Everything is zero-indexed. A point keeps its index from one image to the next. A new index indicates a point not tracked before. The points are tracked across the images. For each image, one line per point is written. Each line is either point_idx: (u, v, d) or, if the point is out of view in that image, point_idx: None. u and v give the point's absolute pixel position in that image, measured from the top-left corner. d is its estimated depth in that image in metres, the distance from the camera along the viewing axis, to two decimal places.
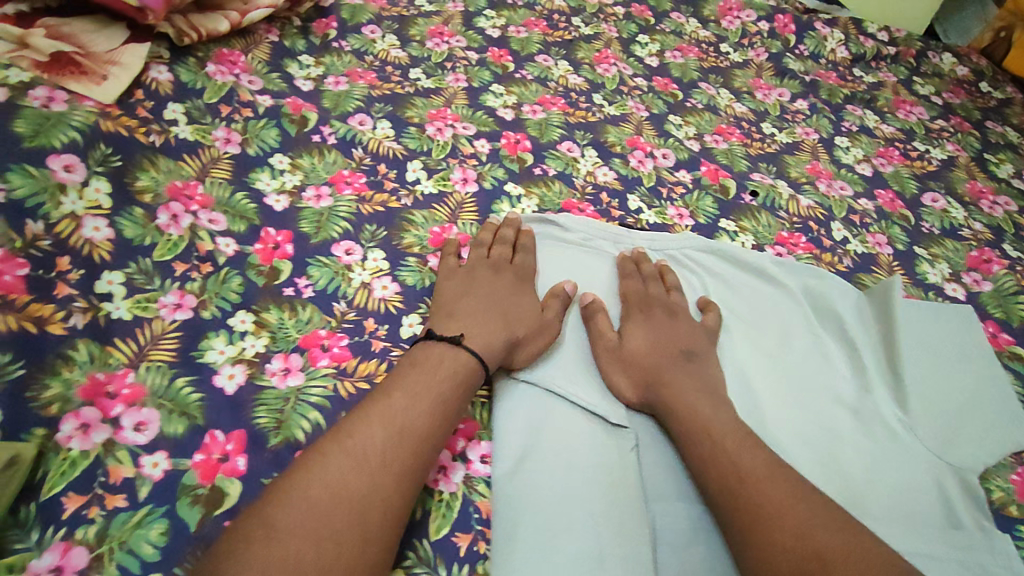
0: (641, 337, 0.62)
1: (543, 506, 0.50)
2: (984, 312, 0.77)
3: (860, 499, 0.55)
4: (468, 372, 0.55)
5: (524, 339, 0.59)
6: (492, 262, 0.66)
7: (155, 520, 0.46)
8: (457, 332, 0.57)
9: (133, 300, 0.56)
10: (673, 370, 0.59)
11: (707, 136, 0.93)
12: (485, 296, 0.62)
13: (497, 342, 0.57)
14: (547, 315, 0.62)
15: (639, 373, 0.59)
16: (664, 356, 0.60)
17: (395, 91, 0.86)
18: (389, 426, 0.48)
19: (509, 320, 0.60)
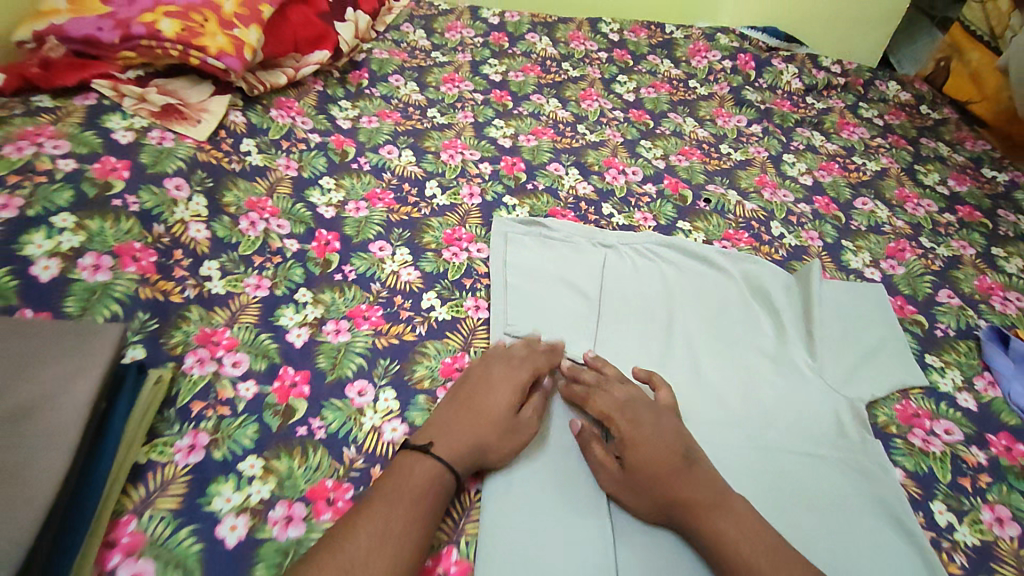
0: (638, 451, 0.63)
1: None
2: (895, 290, 0.95)
3: (771, 420, 0.74)
4: (440, 482, 0.59)
5: (495, 445, 0.63)
6: (487, 359, 0.71)
7: (250, 424, 0.64)
8: (427, 441, 0.62)
9: (226, 280, 0.77)
10: (677, 482, 0.61)
11: (673, 156, 1.13)
12: (469, 392, 0.67)
13: (464, 448, 0.62)
14: (524, 421, 0.66)
15: (653, 498, 0.61)
16: (658, 466, 0.62)
17: (415, 127, 1.08)
18: (372, 532, 0.52)
19: (484, 426, 0.64)
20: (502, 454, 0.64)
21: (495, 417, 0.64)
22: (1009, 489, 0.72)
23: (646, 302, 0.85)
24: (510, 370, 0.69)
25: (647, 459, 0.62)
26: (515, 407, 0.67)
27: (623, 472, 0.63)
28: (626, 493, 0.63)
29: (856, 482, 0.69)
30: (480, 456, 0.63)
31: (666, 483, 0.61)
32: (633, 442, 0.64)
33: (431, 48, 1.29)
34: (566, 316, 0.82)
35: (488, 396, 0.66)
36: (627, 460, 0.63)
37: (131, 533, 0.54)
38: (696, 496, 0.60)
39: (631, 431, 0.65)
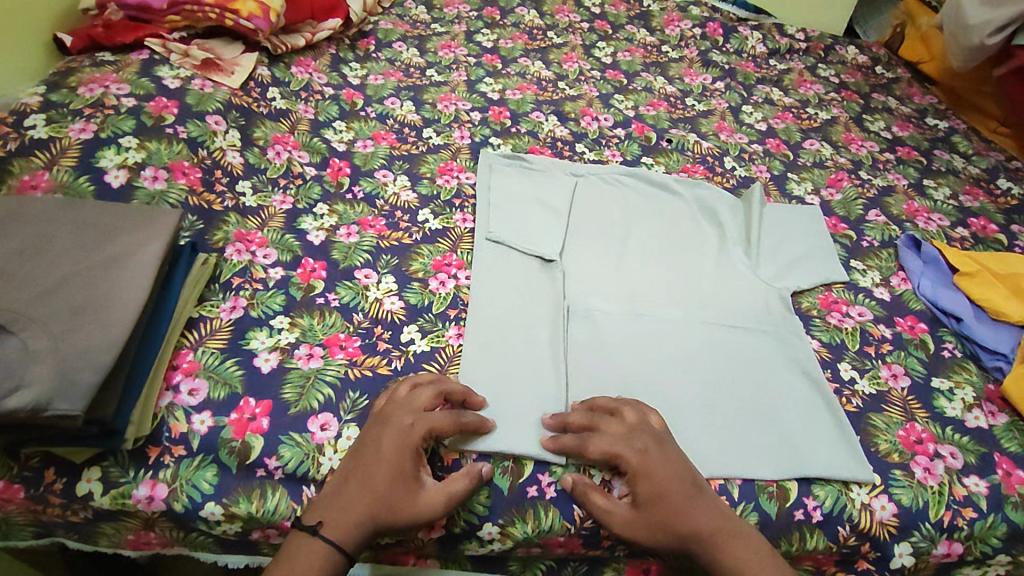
0: (653, 487, 0.61)
1: (501, 297, 0.84)
2: (831, 211, 1.09)
3: (709, 303, 0.87)
4: (333, 560, 0.57)
5: (389, 517, 0.59)
6: (402, 413, 0.64)
7: (277, 295, 0.79)
8: (317, 519, 0.59)
9: (258, 197, 0.94)
10: (693, 515, 0.61)
11: (642, 107, 1.28)
12: (365, 461, 0.61)
13: (354, 523, 0.58)
14: (423, 493, 0.61)
15: (667, 532, 0.61)
16: (675, 503, 0.61)
17: (416, 84, 1.25)
18: None
19: (369, 502, 0.59)
20: (398, 526, 0.60)
21: (382, 492, 0.59)
22: (908, 354, 0.85)
23: (607, 219, 0.99)
24: (403, 437, 0.62)
25: (666, 498, 0.61)
26: (414, 481, 0.61)
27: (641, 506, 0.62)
28: (636, 530, 0.62)
29: (778, 348, 0.83)
30: (372, 530, 0.59)
31: (686, 521, 0.61)
32: (649, 486, 0.61)
33: (432, 20, 1.46)
34: (539, 222, 0.96)
35: (375, 471, 0.60)
36: (644, 497, 0.61)
37: (190, 360, 0.69)
38: (713, 528, 0.61)
39: (644, 471, 0.62)
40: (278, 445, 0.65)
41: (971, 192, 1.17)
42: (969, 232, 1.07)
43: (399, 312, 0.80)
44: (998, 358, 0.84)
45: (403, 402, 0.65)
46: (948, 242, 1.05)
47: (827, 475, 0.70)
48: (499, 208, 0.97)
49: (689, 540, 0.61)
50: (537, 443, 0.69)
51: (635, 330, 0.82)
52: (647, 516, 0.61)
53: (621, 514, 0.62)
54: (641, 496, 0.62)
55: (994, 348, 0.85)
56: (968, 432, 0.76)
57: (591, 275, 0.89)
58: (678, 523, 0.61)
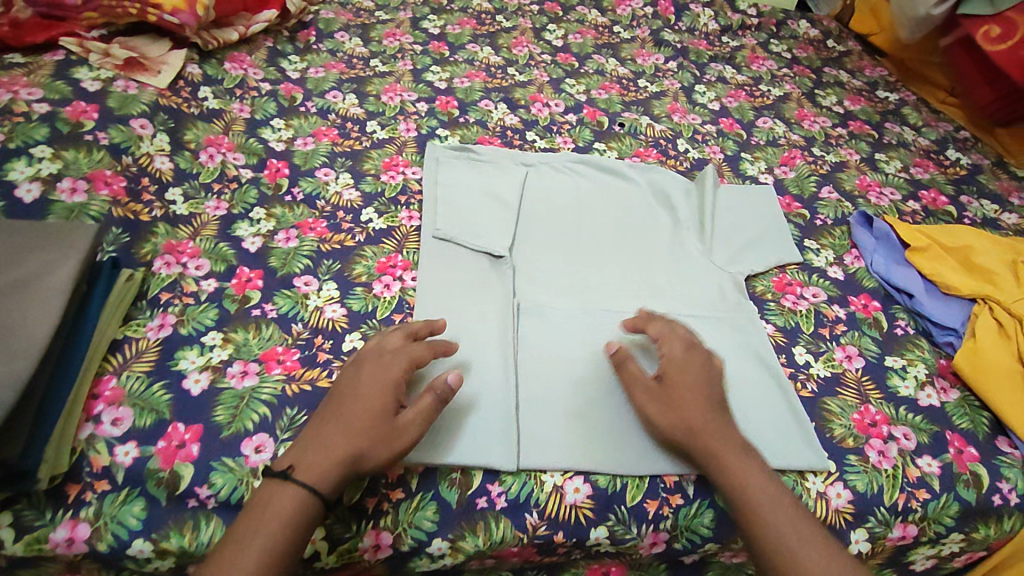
0: (683, 375, 0.67)
1: (447, 298, 0.80)
2: (785, 190, 1.08)
3: (662, 292, 0.86)
4: (308, 510, 0.55)
5: (369, 451, 0.58)
6: (375, 355, 0.65)
7: (211, 309, 0.75)
8: (289, 464, 0.57)
9: (189, 204, 0.89)
10: (711, 414, 0.65)
11: (594, 91, 1.26)
12: (341, 402, 0.61)
13: (331, 463, 0.57)
14: (401, 421, 0.61)
15: (686, 417, 0.64)
16: (699, 394, 0.65)
17: (359, 75, 1.20)
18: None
19: (345, 439, 0.58)
20: (379, 459, 0.59)
21: (362, 426, 0.59)
22: (863, 333, 0.85)
23: (560, 209, 0.97)
24: (378, 372, 0.63)
25: (687, 386, 0.66)
26: (390, 412, 0.61)
27: (660, 388, 0.66)
28: (659, 407, 0.66)
29: (734, 335, 0.81)
30: (352, 467, 0.57)
31: (697, 411, 0.65)
32: (677, 373, 0.67)
33: (376, 7, 1.41)
34: (487, 216, 0.92)
35: (353, 407, 0.60)
36: (666, 377, 0.67)
37: (113, 388, 0.65)
38: (722, 435, 0.64)
39: (680, 362, 0.68)
40: (210, 473, 0.62)
41: (921, 164, 1.17)
42: (920, 206, 1.07)
43: (341, 320, 0.77)
44: (948, 333, 0.84)
45: (378, 345, 0.66)
46: (900, 216, 1.05)
47: (781, 466, 0.69)
48: (447, 203, 0.93)
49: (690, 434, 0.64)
50: (487, 450, 0.67)
51: (588, 326, 0.79)
52: (670, 393, 0.66)
53: (647, 391, 0.67)
54: (665, 381, 0.67)
55: (944, 323, 0.84)
56: (922, 411, 0.76)
57: (544, 268, 0.87)
58: (686, 412, 0.64)
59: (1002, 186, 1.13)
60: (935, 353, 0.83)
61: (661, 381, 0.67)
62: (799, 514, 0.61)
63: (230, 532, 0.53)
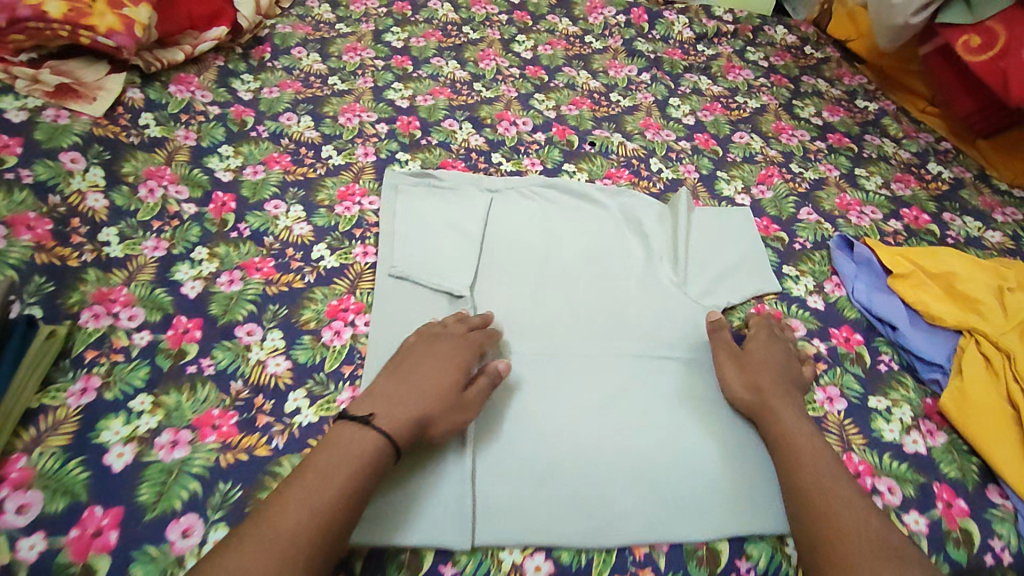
0: (760, 347, 0.77)
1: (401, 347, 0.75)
2: (762, 211, 1.03)
3: (632, 329, 0.81)
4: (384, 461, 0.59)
5: (439, 416, 0.64)
6: (445, 335, 0.71)
7: (142, 367, 0.69)
8: (370, 411, 0.62)
9: (125, 245, 0.81)
10: (779, 380, 0.73)
11: (564, 107, 1.20)
12: (417, 369, 0.67)
13: (407, 419, 0.62)
14: (465, 396, 0.67)
15: (754, 377, 0.73)
16: (771, 363, 0.75)
17: (316, 94, 1.14)
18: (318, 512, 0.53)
19: (422, 400, 0.64)
20: (447, 424, 0.64)
21: (437, 391, 0.65)
22: (843, 369, 0.81)
23: (525, 240, 0.92)
24: (450, 350, 0.69)
25: (762, 360, 0.75)
26: (459, 385, 0.67)
27: (741, 359, 0.76)
28: (733, 368, 0.75)
29: (706, 380, 0.77)
30: (423, 427, 0.63)
31: (763, 376, 0.73)
32: (763, 349, 0.77)
33: (336, 20, 1.34)
34: (446, 252, 0.87)
35: (431, 374, 0.66)
36: (749, 352, 0.77)
37: (20, 469, 0.59)
38: (786, 399, 0.72)
39: (758, 339, 0.78)
40: (129, 564, 0.56)
41: (902, 179, 1.13)
42: (902, 225, 1.03)
43: (285, 376, 0.70)
44: (933, 369, 0.80)
45: (443, 328, 0.73)
46: (882, 238, 1.00)
47: (752, 533, 0.66)
48: (404, 237, 0.88)
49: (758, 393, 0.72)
50: (441, 527, 0.62)
51: (551, 373, 0.75)
52: (746, 360, 0.76)
53: (728, 355, 0.77)
54: (748, 353, 0.76)
55: (930, 357, 0.80)
56: (907, 458, 0.72)
57: (507, 307, 0.82)
58: (759, 378, 0.73)
59: (985, 202, 1.10)
60: (920, 391, 0.79)
61: (745, 354, 0.76)
62: (851, 488, 0.63)
63: (310, 462, 0.58)
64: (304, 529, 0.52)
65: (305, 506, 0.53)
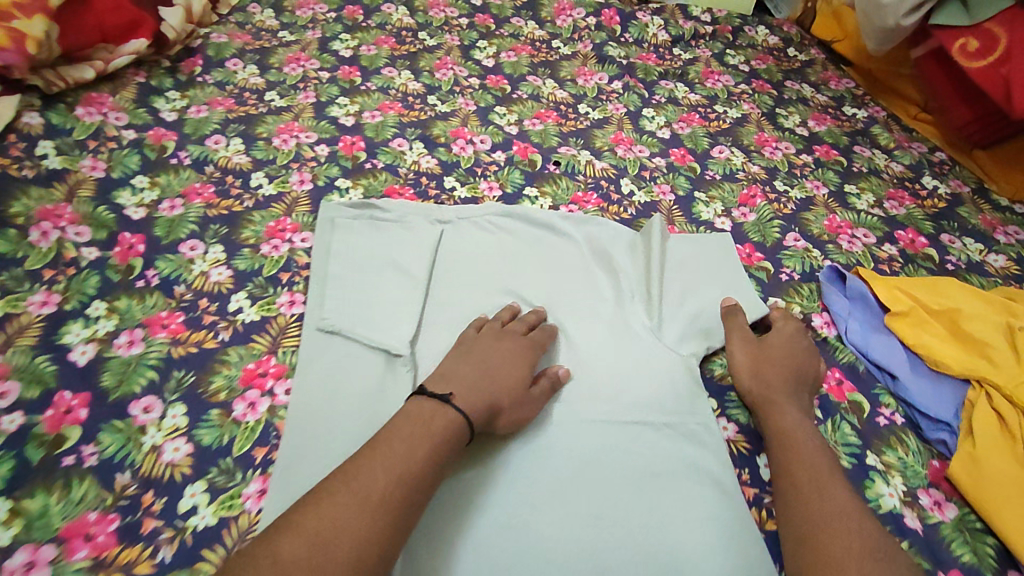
0: (779, 342, 0.75)
1: (324, 421, 0.64)
2: (744, 237, 0.93)
3: (597, 388, 0.71)
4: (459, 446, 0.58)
5: (507, 409, 0.63)
6: (510, 330, 0.71)
7: (7, 460, 0.57)
8: (448, 390, 0.61)
9: (5, 301, 0.69)
10: (790, 374, 0.71)
11: (527, 121, 1.09)
12: (489, 359, 0.66)
13: (484, 404, 0.61)
14: (531, 396, 0.66)
15: (765, 368, 0.71)
16: (788, 356, 0.73)
17: (249, 113, 1.02)
18: (390, 471, 0.52)
19: (496, 389, 0.63)
20: (510, 417, 0.64)
21: (509, 385, 0.65)
22: (837, 421, 0.71)
23: (480, 281, 0.81)
24: (520, 346, 0.69)
25: (781, 352, 0.73)
26: (527, 383, 0.67)
27: (761, 350, 0.74)
28: (746, 356, 0.73)
29: (682, 446, 0.68)
30: (492, 416, 0.62)
31: (773, 368, 0.71)
32: (783, 343, 0.75)
33: (279, 26, 1.22)
34: (386, 299, 0.76)
35: (504, 366, 0.66)
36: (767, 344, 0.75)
37: None
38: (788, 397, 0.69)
39: (780, 335, 0.76)
40: None
41: (896, 196, 1.03)
42: (898, 249, 0.94)
43: (184, 464, 0.60)
44: (940, 428, 0.70)
45: (501, 326, 0.72)
46: (876, 266, 0.91)
47: None
48: (339, 282, 0.77)
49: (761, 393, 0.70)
50: None
51: (501, 452, 0.65)
52: (760, 352, 0.74)
53: (744, 345, 0.75)
54: (766, 346, 0.75)
55: (936, 415, 0.70)
56: (910, 535, 0.62)
57: None
58: (765, 371, 0.71)
59: (986, 221, 1.01)
60: (923, 451, 0.69)
61: (764, 345, 0.75)
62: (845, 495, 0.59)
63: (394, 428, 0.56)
64: (392, 491, 0.51)
65: (392, 470, 0.52)
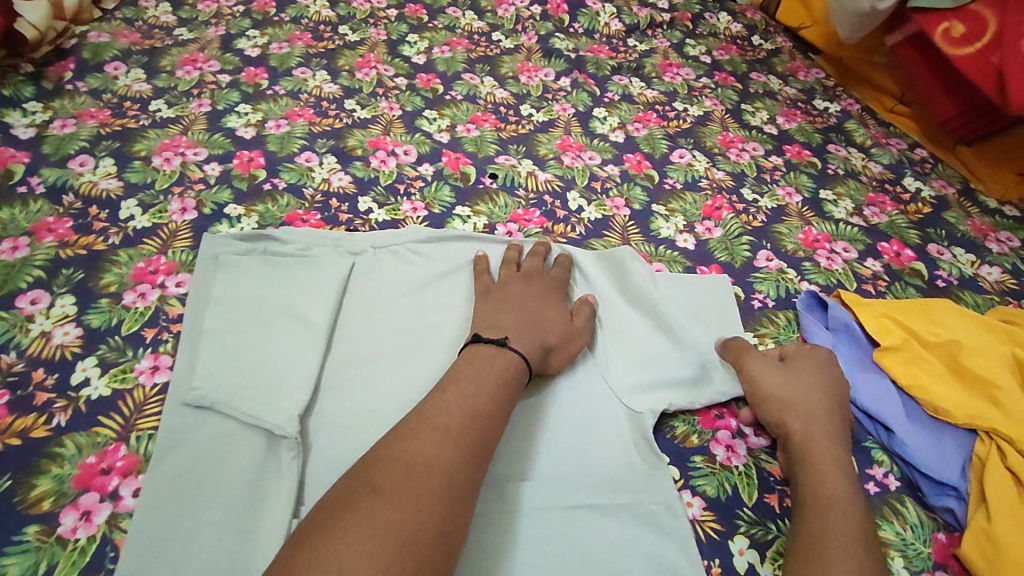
0: (804, 367, 0.65)
1: (180, 535, 0.51)
2: (710, 257, 0.81)
3: (536, 465, 0.58)
4: (522, 377, 0.57)
5: (556, 346, 0.62)
6: (528, 271, 0.69)
7: None
8: (502, 335, 0.59)
9: None
10: (820, 406, 0.62)
11: (460, 127, 0.94)
12: (521, 302, 0.65)
13: (533, 343, 0.60)
14: (575, 326, 0.65)
15: (795, 401, 0.62)
16: (815, 383, 0.64)
17: (127, 126, 0.85)
18: (462, 411, 0.50)
19: (539, 328, 0.62)
20: (561, 352, 0.63)
21: (550, 323, 0.63)
22: None
23: (396, 329, 0.66)
24: (548, 286, 0.68)
25: (814, 373, 0.64)
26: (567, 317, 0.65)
27: (786, 371, 0.65)
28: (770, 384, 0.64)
29: (639, 536, 0.55)
30: (545, 354, 0.61)
31: (801, 399, 0.62)
32: (808, 368, 0.65)
33: (177, 23, 1.02)
34: (274, 359, 0.61)
35: (537, 306, 0.64)
36: (795, 363, 0.66)
37: None
38: (819, 436, 0.60)
39: (801, 355, 0.67)
40: None
41: (876, 202, 0.92)
42: (882, 264, 0.83)
43: None
44: (946, 493, 0.59)
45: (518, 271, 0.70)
46: (858, 286, 0.80)
47: None
48: (215, 339, 0.62)
49: (779, 420, 0.62)
50: None
51: None
52: (782, 381, 0.64)
53: (767, 371, 0.65)
54: (792, 365, 0.66)
55: (941, 478, 0.59)
56: None
57: (358, 447, 0.58)
58: (786, 395, 0.63)
59: (976, 226, 0.90)
60: (927, 523, 0.59)
61: (789, 366, 0.66)
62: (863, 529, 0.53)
63: (450, 380, 0.53)
64: (467, 428, 0.49)
65: (465, 410, 0.50)
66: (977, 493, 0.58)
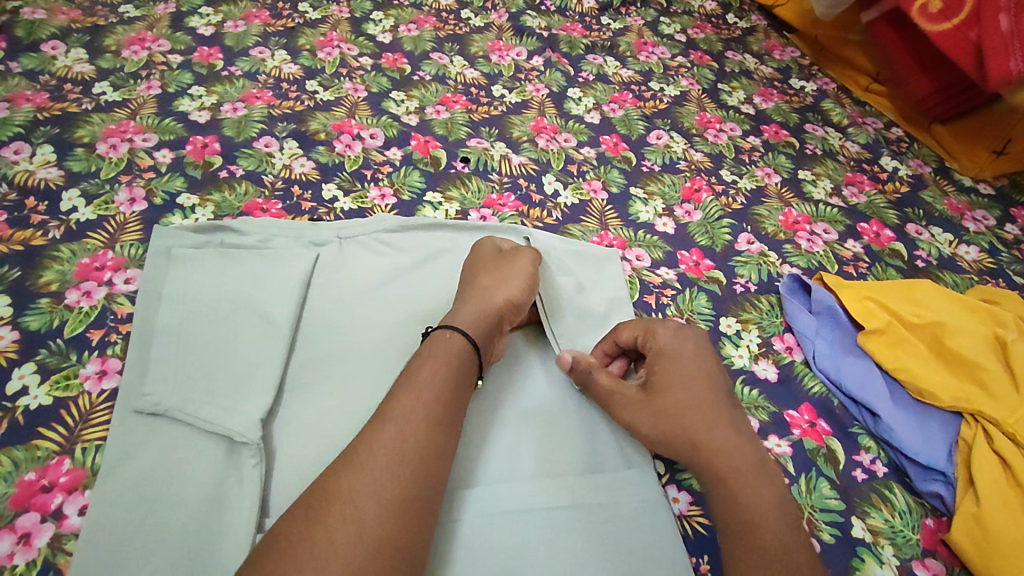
0: (668, 374, 0.56)
1: (129, 555, 0.47)
2: (690, 241, 0.79)
3: (513, 465, 0.56)
4: (445, 338, 0.53)
5: (496, 293, 0.58)
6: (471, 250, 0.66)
7: None
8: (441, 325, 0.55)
9: None
10: (706, 416, 0.54)
11: (429, 108, 0.90)
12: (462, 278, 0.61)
13: (463, 309, 0.56)
14: (511, 266, 0.61)
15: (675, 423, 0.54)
16: (683, 395, 0.55)
17: (68, 111, 0.79)
18: (386, 426, 0.46)
19: (472, 291, 0.58)
20: (507, 294, 0.58)
21: (482, 279, 0.59)
22: (812, 478, 0.59)
23: (365, 325, 0.62)
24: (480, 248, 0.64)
25: (681, 393, 0.55)
26: (499, 265, 0.61)
27: (649, 398, 0.56)
28: (651, 414, 0.55)
29: (622, 532, 0.53)
30: (488, 305, 0.56)
31: (679, 414, 0.54)
32: (670, 376, 0.56)
33: None
34: (232, 359, 0.57)
35: (471, 273, 0.61)
36: (659, 385, 0.56)
37: None
38: (722, 450, 0.52)
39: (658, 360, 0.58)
40: None
41: (854, 181, 0.91)
42: (862, 246, 0.82)
43: None
44: (933, 478, 0.59)
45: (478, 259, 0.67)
46: (840, 267, 0.79)
47: None
48: (168, 341, 0.57)
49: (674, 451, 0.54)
50: None
51: None
52: (660, 400, 0.55)
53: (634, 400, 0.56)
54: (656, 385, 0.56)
55: (927, 462, 0.59)
56: None
57: (324, 454, 0.54)
58: (668, 422, 0.54)
59: (953, 205, 0.90)
60: (915, 509, 0.59)
61: (650, 390, 0.56)
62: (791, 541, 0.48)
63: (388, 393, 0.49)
64: (385, 447, 0.44)
65: (390, 425, 0.46)
66: (965, 477, 0.58)
